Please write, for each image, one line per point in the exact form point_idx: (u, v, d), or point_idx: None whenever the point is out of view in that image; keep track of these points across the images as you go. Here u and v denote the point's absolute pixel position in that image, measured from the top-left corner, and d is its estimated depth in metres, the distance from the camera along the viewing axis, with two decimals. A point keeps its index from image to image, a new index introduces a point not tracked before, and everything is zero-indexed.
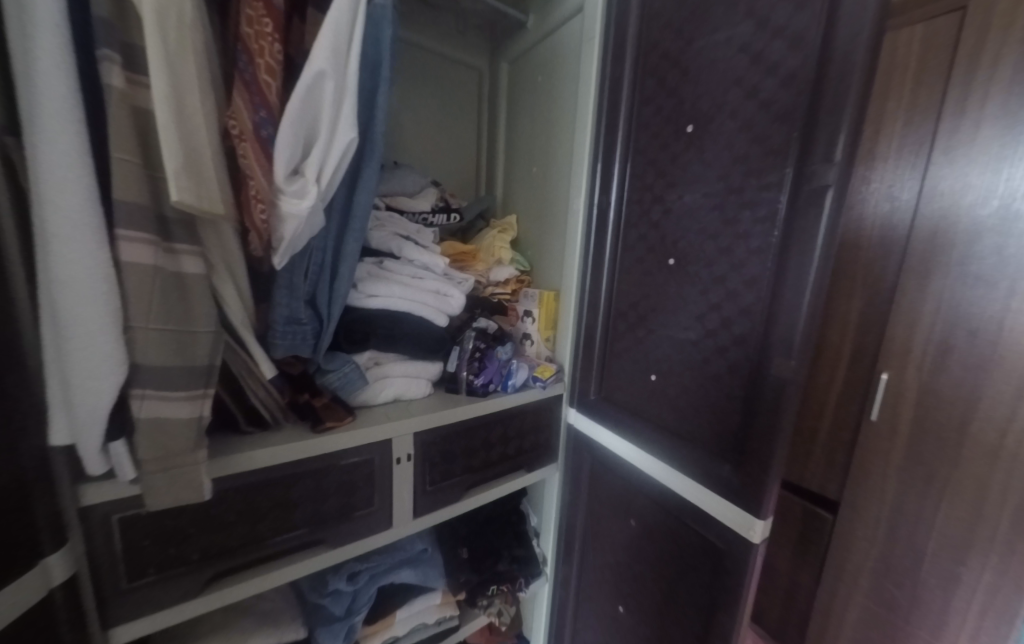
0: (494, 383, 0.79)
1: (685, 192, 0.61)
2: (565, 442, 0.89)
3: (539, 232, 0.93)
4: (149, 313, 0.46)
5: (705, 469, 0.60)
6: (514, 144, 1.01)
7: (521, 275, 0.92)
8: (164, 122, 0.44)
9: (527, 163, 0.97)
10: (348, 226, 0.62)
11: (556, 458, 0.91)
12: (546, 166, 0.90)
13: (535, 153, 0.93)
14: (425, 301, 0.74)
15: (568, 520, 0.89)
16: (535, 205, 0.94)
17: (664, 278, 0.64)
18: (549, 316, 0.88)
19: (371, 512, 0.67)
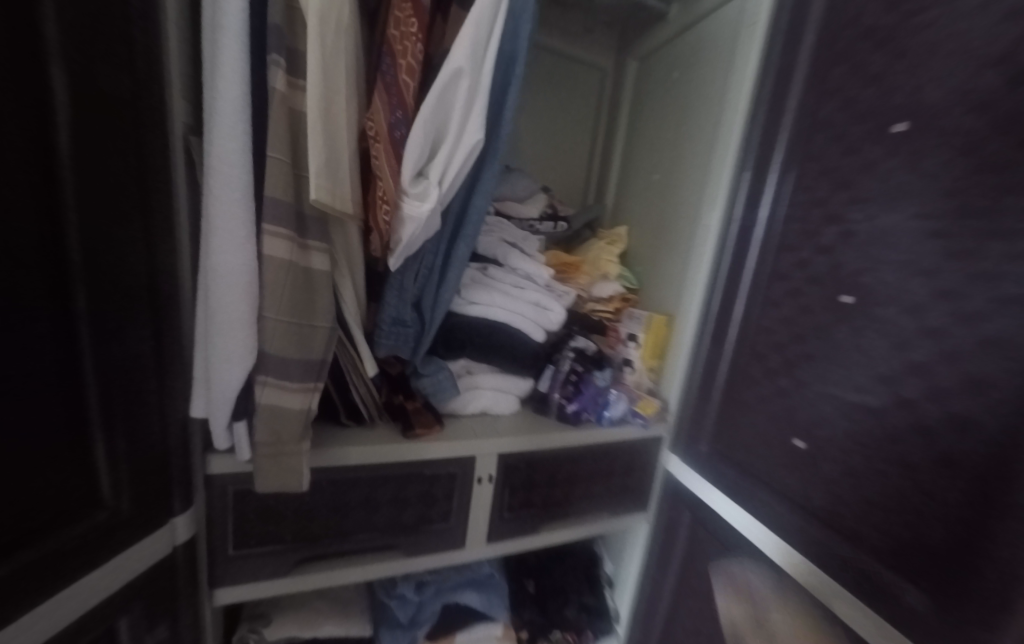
0: (587, 412, 0.72)
1: (881, 211, 0.46)
2: (659, 492, 0.78)
3: (655, 247, 0.84)
4: (280, 305, 0.49)
5: (877, 586, 0.44)
6: (634, 150, 0.94)
7: (627, 293, 0.84)
8: (313, 124, 0.47)
9: (649, 170, 0.89)
10: (461, 231, 0.60)
11: (647, 507, 0.80)
12: (673, 173, 0.82)
13: (662, 159, 0.85)
14: (523, 314, 0.71)
15: (651, 581, 0.78)
16: (655, 218, 0.85)
17: (833, 320, 0.51)
18: (657, 344, 0.78)
19: (446, 527, 0.67)
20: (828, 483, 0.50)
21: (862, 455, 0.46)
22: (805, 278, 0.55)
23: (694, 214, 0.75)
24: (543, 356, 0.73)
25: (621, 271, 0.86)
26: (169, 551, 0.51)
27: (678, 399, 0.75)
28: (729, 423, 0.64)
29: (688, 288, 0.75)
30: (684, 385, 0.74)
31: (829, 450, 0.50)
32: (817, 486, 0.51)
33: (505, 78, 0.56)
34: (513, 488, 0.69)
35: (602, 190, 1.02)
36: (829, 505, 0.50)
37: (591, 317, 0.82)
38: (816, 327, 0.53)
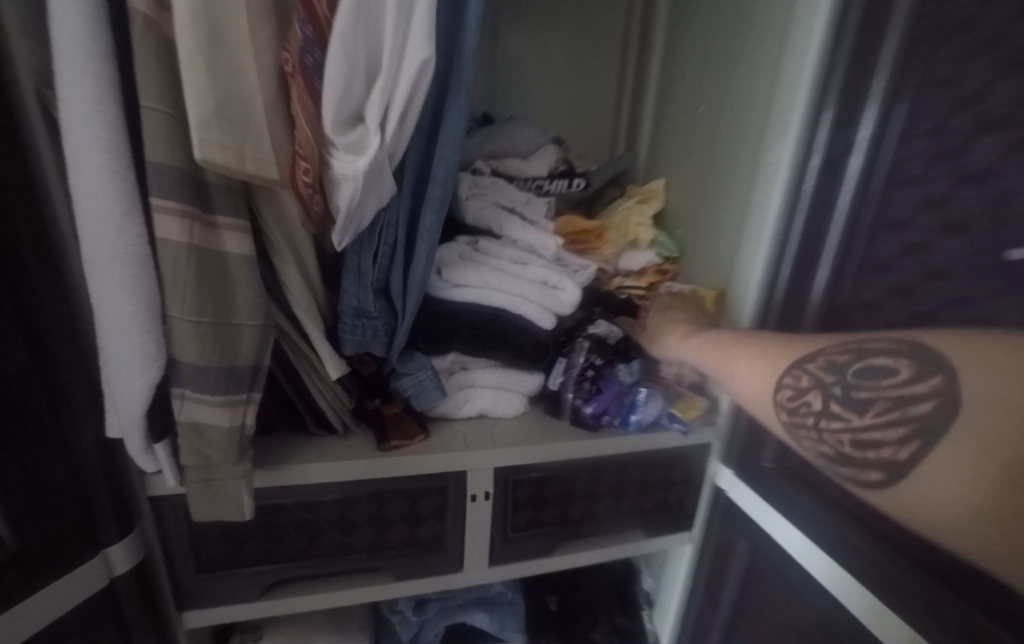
0: (609, 414, 0.57)
1: None
2: (704, 510, 0.64)
3: (703, 201, 0.64)
4: (185, 302, 0.38)
5: None
6: (672, 77, 0.71)
7: (663, 263, 0.66)
8: (192, 54, 0.33)
9: (693, 100, 0.67)
10: (426, 194, 0.46)
11: (691, 526, 0.66)
12: (725, 98, 0.60)
13: (713, 79, 0.63)
14: (525, 296, 0.56)
15: (698, 612, 0.64)
16: (704, 160, 0.64)
17: (988, 294, 0.32)
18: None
19: (438, 549, 0.57)
20: (820, 410, 0.35)
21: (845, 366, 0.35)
22: (937, 229, 0.35)
23: (756, 152, 0.54)
24: (553, 345, 0.58)
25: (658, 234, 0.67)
26: (109, 581, 0.46)
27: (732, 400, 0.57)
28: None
29: (746, 256, 0.56)
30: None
31: (841, 364, 0.35)
32: (806, 398, 0.36)
33: None
34: (518, 505, 0.57)
35: (636, 131, 0.81)
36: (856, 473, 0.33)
37: (616, 296, 0.65)
38: (951, 307, 0.34)
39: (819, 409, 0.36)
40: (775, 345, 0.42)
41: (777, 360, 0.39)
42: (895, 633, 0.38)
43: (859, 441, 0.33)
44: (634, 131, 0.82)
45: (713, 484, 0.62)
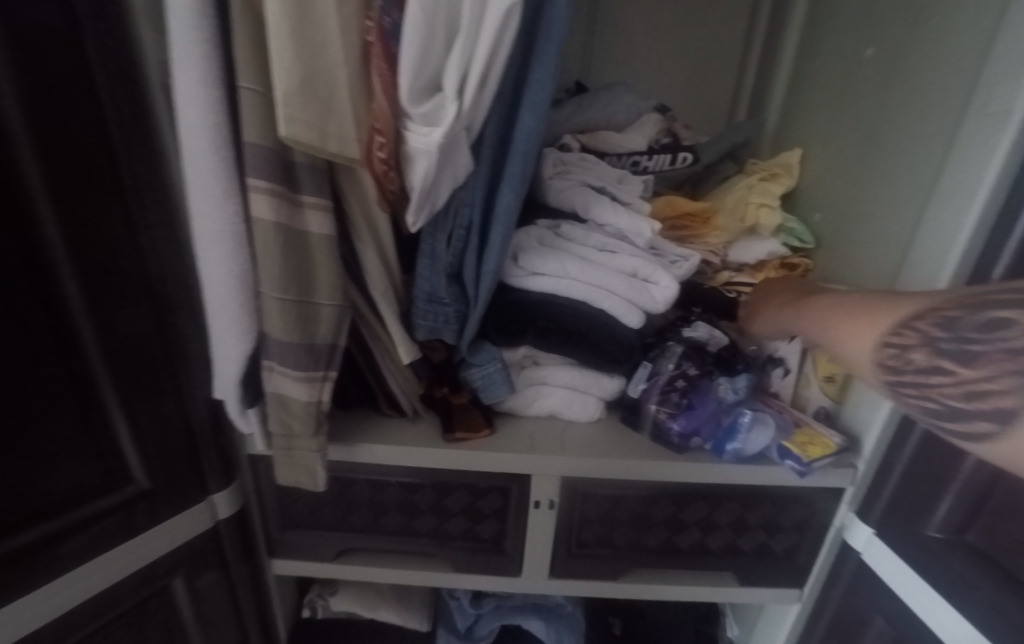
0: (700, 436, 0.48)
1: None
2: (818, 568, 0.52)
3: (863, 177, 0.50)
4: (272, 280, 0.40)
5: None
6: (826, 22, 0.58)
7: (788, 256, 0.55)
8: (281, 28, 0.33)
9: (860, 46, 0.52)
10: (504, 170, 0.42)
11: (800, 582, 0.54)
12: (913, 41, 0.44)
13: (893, 17, 0.48)
14: (610, 289, 0.49)
15: None
16: (869, 126, 0.50)
17: None
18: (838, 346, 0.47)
19: (498, 549, 0.55)
20: (923, 364, 0.28)
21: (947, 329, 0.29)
22: None
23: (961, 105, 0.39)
24: (639, 348, 0.51)
25: (785, 219, 0.55)
26: (211, 523, 0.52)
27: (873, 432, 0.45)
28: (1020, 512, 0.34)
29: (925, 246, 0.41)
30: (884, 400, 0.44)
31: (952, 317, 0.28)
32: (908, 355, 0.29)
33: None
34: (585, 521, 0.52)
35: (767, 98, 0.68)
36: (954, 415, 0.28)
37: (724, 298, 0.55)
38: None
39: (922, 367, 0.28)
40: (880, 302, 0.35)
41: (883, 313, 0.32)
42: None
43: (970, 395, 0.26)
44: (764, 99, 0.68)
45: (841, 541, 0.50)
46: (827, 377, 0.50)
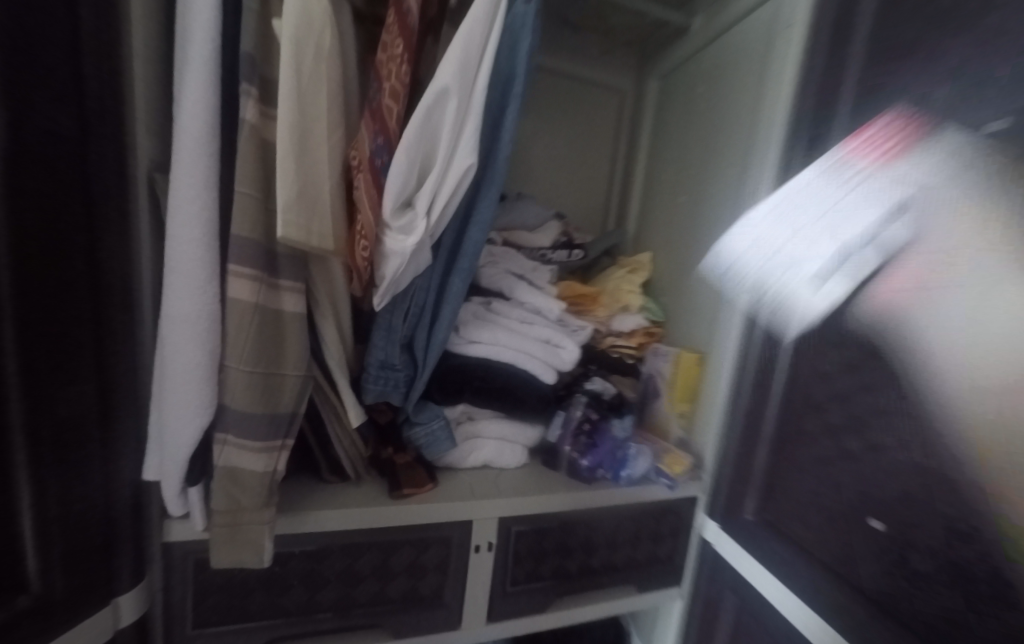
0: (603, 468, 0.63)
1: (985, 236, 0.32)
2: (691, 571, 0.68)
3: (706, 237, 0.70)
4: (243, 354, 0.43)
5: None
6: (658, 173, 0.86)
7: (651, 327, 0.75)
8: (286, 154, 0.42)
9: (674, 191, 0.80)
10: (455, 264, 0.54)
11: (681, 580, 0.69)
12: (698, 194, 0.73)
13: (704, 145, 0.73)
14: (531, 353, 0.63)
15: None
16: (701, 208, 0.72)
17: None
18: (686, 385, 0.68)
19: (439, 604, 0.58)
20: None
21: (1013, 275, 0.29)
22: None
23: (739, 177, 0.64)
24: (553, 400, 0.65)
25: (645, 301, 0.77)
26: (111, 635, 0.46)
27: (714, 455, 0.65)
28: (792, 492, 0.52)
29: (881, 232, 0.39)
30: (723, 422, 0.63)
31: None
32: None
33: (501, 100, 0.49)
34: (518, 557, 0.60)
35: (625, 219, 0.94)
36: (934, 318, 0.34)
37: (611, 356, 0.73)
38: None
39: None
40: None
41: None
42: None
43: None
44: (624, 219, 0.95)
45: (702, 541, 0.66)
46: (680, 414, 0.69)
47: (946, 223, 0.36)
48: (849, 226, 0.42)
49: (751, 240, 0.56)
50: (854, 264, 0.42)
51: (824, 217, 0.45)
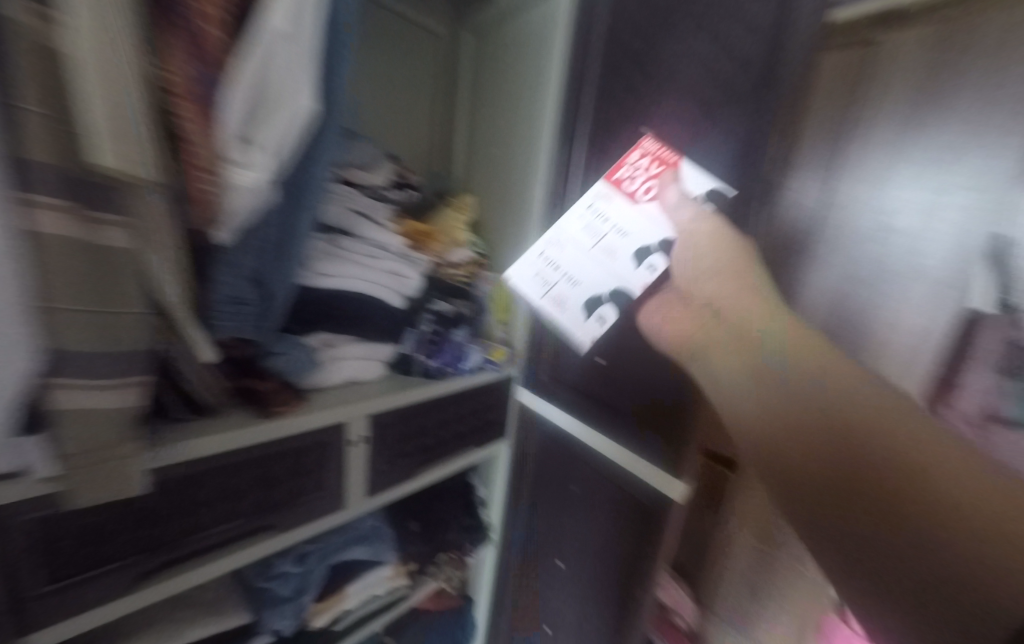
0: (449, 365, 0.85)
1: None
2: (516, 416, 1.06)
3: (522, 181, 0.96)
4: (71, 293, 0.41)
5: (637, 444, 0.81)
6: (477, 126, 1.04)
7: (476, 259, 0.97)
8: (85, 63, 0.37)
9: (492, 142, 1.01)
10: (303, 201, 0.56)
11: (506, 435, 1.09)
12: (508, 149, 0.97)
13: (512, 108, 0.94)
14: (381, 283, 0.74)
15: (515, 485, 1.13)
16: (511, 157, 0.96)
17: None
18: (504, 297, 1.01)
19: (321, 495, 0.69)
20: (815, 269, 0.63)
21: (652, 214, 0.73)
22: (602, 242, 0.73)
23: (529, 137, 0.92)
24: (402, 321, 0.80)
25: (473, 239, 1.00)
26: None
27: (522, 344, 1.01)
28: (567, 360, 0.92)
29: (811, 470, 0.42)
30: (529, 319, 1.00)
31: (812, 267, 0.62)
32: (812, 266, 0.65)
33: (337, 41, 0.52)
34: (390, 441, 0.77)
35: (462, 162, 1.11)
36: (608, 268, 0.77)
37: (452, 280, 0.91)
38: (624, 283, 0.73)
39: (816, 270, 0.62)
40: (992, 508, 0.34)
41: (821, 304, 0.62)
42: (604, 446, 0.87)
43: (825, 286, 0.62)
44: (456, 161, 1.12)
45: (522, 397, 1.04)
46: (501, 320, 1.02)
47: (693, 247, 0.57)
48: (609, 282, 0.66)
49: (534, 269, 0.71)
50: (589, 304, 0.68)
51: (616, 233, 0.65)
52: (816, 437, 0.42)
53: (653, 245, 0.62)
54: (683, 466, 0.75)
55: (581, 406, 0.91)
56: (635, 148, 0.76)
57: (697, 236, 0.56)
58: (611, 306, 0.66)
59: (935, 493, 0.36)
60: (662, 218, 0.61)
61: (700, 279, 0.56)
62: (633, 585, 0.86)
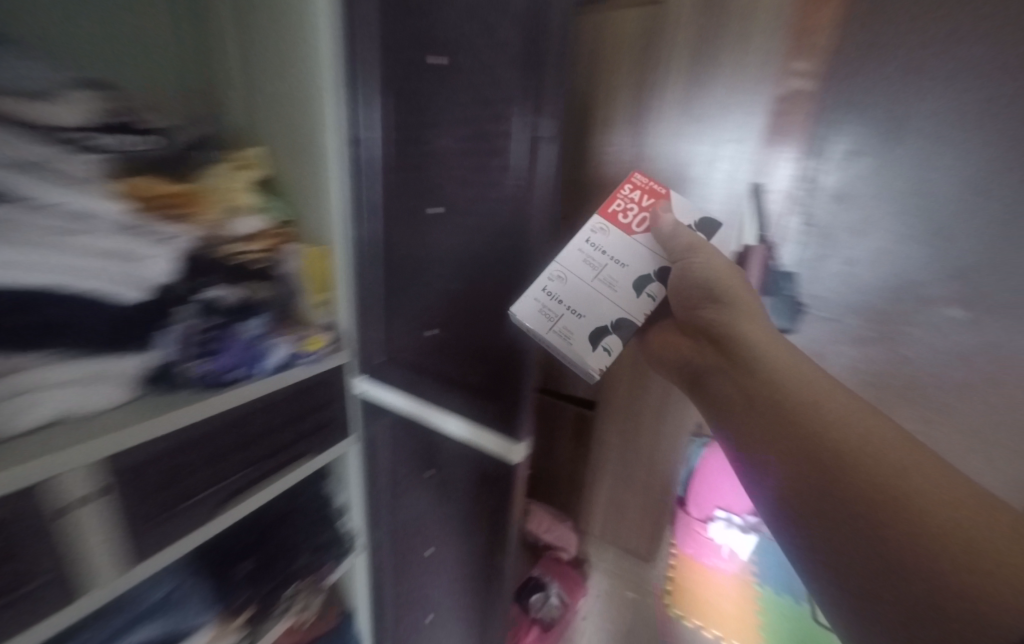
0: (237, 367, 0.66)
1: (442, 135, 0.67)
2: (357, 405, 0.90)
3: (305, 132, 0.77)
4: None
5: (481, 415, 0.77)
6: (248, 51, 0.81)
7: (276, 227, 0.77)
8: None
9: (267, 72, 0.79)
10: None
11: (352, 431, 0.93)
12: (288, 81, 0.76)
13: (283, 25, 0.73)
14: (97, 272, 0.54)
15: (373, 487, 0.98)
16: (292, 93, 0.76)
17: (425, 222, 0.73)
18: (317, 274, 0.81)
19: (40, 584, 0.49)
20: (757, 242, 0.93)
21: (457, 161, 0.68)
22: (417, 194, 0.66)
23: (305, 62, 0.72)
24: (147, 319, 0.59)
25: (266, 202, 0.78)
26: None
27: (350, 325, 0.84)
28: (402, 335, 0.84)
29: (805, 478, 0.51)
30: (352, 297, 0.83)
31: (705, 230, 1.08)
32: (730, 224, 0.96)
33: None
34: (162, 482, 0.59)
35: (225, 106, 0.87)
36: (416, 217, 0.73)
37: (235, 261, 0.70)
38: (455, 244, 0.72)
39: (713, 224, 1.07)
40: (985, 532, 0.42)
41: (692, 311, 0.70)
42: (445, 422, 0.81)
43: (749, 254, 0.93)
44: (228, 104, 0.87)
45: (363, 393, 0.88)
46: (320, 302, 0.82)
47: (708, 286, 0.60)
48: (610, 313, 0.65)
49: (540, 304, 0.66)
50: (595, 334, 0.65)
51: (614, 263, 0.66)
52: (817, 462, 0.50)
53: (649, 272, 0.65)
54: (520, 425, 0.73)
55: (422, 381, 0.84)
56: (433, 82, 0.65)
57: (699, 253, 0.61)
58: (615, 341, 0.64)
59: (932, 523, 0.43)
60: (658, 250, 0.66)
61: (712, 316, 0.62)
62: (500, 534, 0.88)
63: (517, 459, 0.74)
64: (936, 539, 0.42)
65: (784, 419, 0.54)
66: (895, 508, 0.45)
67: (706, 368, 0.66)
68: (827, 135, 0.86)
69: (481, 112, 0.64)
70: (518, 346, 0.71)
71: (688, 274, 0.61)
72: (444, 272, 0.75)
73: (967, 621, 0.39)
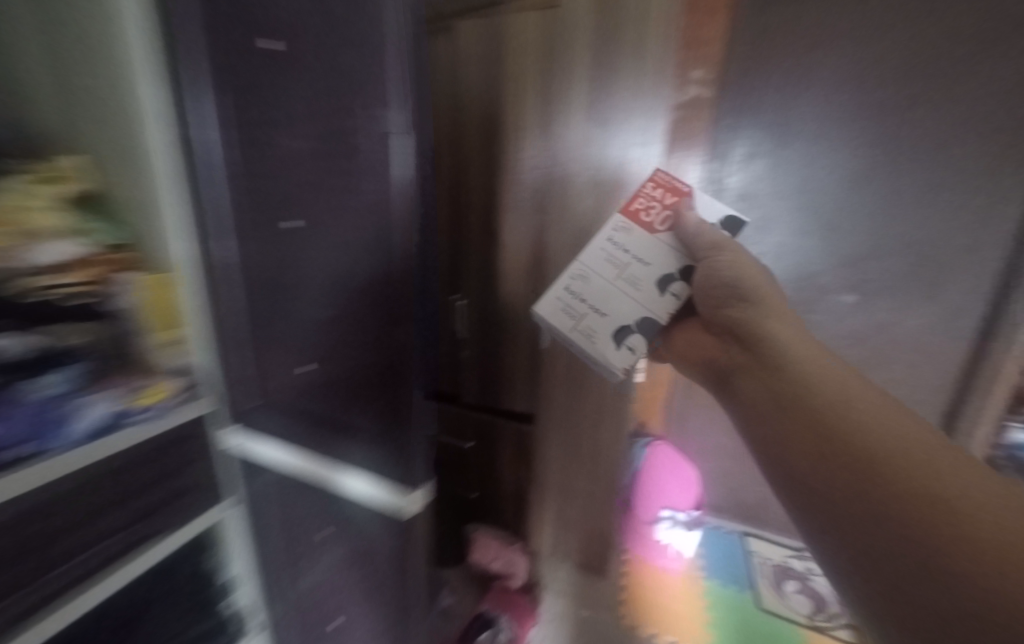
0: (28, 439, 0.50)
1: (285, 134, 0.65)
2: (231, 463, 0.74)
3: (111, 123, 0.62)
4: None
5: (369, 453, 0.85)
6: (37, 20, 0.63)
7: (102, 252, 0.62)
8: None
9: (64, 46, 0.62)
10: None
11: (234, 490, 0.77)
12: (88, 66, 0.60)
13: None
14: None
15: (263, 553, 0.82)
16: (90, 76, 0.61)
17: (283, 245, 0.69)
18: (164, 306, 0.65)
19: None
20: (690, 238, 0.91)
21: (306, 157, 0.67)
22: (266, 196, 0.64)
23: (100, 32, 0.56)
24: None
25: (86, 222, 0.62)
26: None
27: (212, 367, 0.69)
28: (280, 372, 0.75)
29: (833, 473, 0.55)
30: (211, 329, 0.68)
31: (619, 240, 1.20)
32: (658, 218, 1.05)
33: None
34: (24, 548, 0.50)
35: (13, 63, 0.66)
36: (274, 241, 0.68)
37: (28, 298, 0.54)
38: (320, 273, 0.73)
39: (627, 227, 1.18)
40: (1009, 537, 0.43)
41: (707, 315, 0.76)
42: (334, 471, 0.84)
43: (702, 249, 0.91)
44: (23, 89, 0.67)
45: (221, 451, 0.72)
46: (170, 341, 0.66)
47: (736, 280, 0.70)
48: (634, 313, 0.78)
49: (559, 301, 0.83)
50: (619, 334, 0.78)
51: (638, 262, 0.79)
52: (847, 461, 0.54)
53: (671, 269, 0.77)
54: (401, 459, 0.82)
55: (313, 431, 0.80)
56: (268, 69, 0.62)
57: (724, 254, 0.71)
58: (638, 340, 0.78)
59: (970, 519, 0.45)
60: (673, 250, 0.78)
61: (732, 307, 0.72)
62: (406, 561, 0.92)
63: (405, 520, 0.83)
64: (974, 548, 0.44)
65: (819, 414, 0.58)
66: (915, 513, 0.48)
67: (734, 368, 0.73)
68: (725, 139, 1.20)
69: (328, 107, 0.66)
70: (399, 374, 0.81)
71: (709, 266, 0.72)
72: (311, 304, 0.74)
73: (1001, 625, 0.40)
